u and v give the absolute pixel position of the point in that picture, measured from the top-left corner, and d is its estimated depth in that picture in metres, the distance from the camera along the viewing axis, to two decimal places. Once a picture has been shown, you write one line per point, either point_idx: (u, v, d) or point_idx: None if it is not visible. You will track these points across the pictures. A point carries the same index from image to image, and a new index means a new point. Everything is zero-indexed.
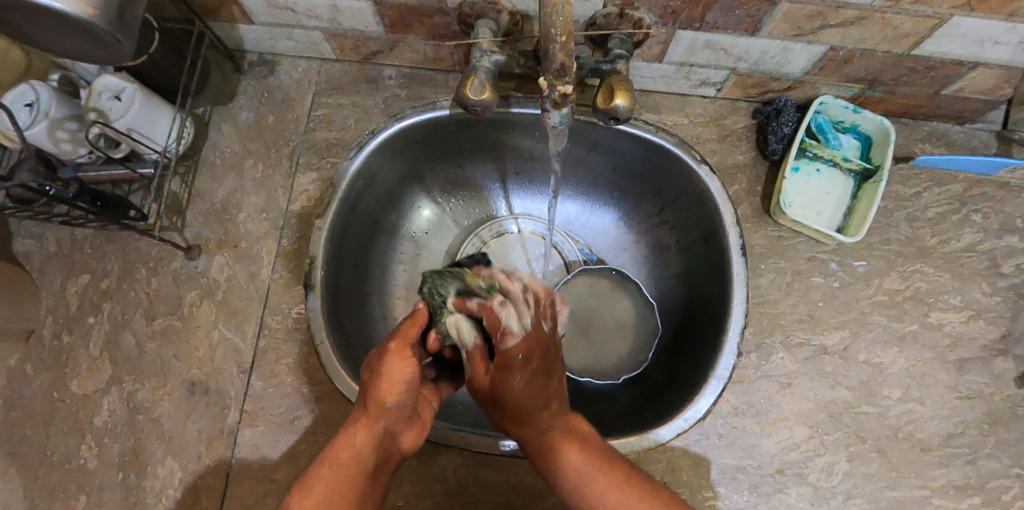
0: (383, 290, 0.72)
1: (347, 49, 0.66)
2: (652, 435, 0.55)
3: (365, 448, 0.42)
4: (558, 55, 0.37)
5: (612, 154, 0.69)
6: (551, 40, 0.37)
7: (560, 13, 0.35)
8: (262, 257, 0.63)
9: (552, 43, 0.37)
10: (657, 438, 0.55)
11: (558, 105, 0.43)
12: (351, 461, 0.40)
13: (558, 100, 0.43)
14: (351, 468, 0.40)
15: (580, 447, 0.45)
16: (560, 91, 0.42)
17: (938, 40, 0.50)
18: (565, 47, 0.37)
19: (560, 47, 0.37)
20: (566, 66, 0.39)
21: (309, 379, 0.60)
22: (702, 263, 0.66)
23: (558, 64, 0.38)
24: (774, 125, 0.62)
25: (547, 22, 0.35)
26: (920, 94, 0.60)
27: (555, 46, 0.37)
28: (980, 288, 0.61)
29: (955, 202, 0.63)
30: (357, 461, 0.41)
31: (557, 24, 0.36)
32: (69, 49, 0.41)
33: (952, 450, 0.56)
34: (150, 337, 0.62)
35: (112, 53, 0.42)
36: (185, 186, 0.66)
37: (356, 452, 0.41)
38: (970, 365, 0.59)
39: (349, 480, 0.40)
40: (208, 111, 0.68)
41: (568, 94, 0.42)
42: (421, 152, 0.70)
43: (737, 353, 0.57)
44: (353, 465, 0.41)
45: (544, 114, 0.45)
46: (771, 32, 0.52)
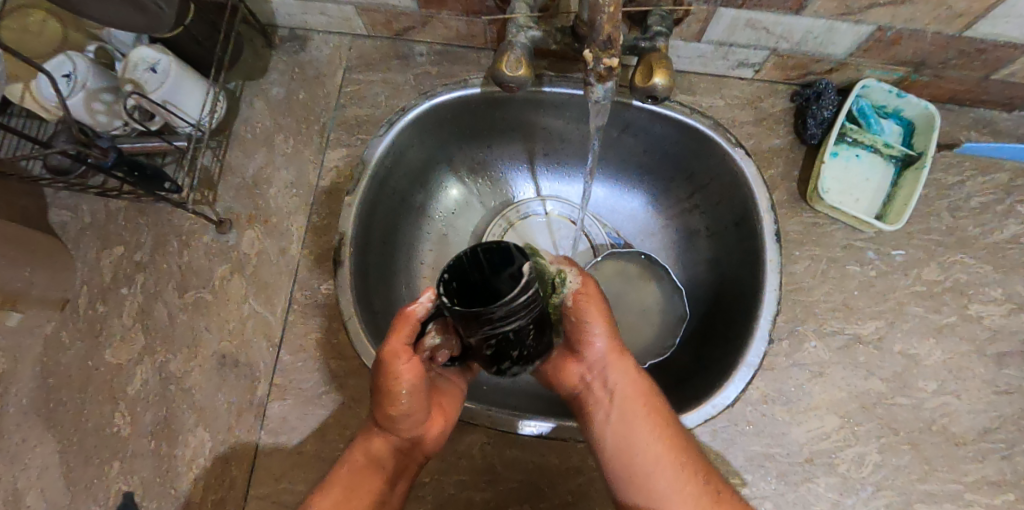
0: (410, 268, 0.72)
1: (379, 24, 0.65)
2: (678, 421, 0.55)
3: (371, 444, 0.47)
4: (605, 27, 0.36)
5: (643, 136, 0.68)
6: (599, 11, 0.35)
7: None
8: (291, 232, 0.64)
9: (600, 14, 0.35)
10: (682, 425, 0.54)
11: (601, 81, 0.42)
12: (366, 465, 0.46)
13: (601, 75, 0.41)
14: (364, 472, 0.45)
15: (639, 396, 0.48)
16: (604, 65, 0.40)
17: (993, 20, 0.48)
18: (612, 18, 0.36)
19: (608, 19, 0.36)
20: (612, 39, 0.37)
21: (338, 354, 0.60)
22: (734, 248, 0.65)
23: (604, 36, 0.36)
24: (814, 108, 0.61)
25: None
26: (969, 78, 0.58)
27: (601, 17, 0.35)
28: (1022, 281, 0.59)
29: (999, 192, 0.61)
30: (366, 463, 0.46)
31: None
32: (111, 19, 0.42)
33: (987, 445, 0.55)
34: (182, 309, 0.63)
35: (151, 20, 0.43)
36: (216, 160, 0.66)
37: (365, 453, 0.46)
38: (1010, 360, 0.57)
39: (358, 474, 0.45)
40: (240, 86, 0.68)
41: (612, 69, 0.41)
42: (450, 131, 0.70)
43: (769, 339, 0.56)
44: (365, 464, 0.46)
45: (586, 89, 0.44)
46: (817, 10, 0.50)
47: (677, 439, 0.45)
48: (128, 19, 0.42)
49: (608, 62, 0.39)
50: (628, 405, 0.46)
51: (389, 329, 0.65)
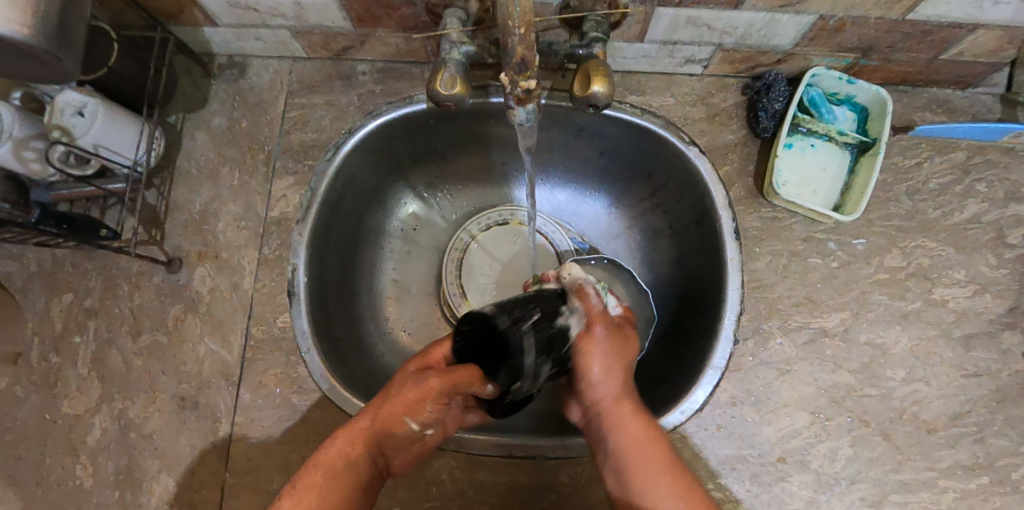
0: (373, 290, 0.71)
1: (317, 46, 0.64)
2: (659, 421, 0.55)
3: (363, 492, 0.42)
4: (518, 50, 0.35)
5: (598, 140, 0.66)
6: (510, 34, 0.34)
7: (517, 4, 0.32)
8: (243, 266, 0.62)
9: (512, 36, 0.34)
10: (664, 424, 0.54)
11: (523, 102, 0.42)
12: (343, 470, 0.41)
13: (521, 96, 0.40)
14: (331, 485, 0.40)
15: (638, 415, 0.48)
16: (523, 87, 0.39)
17: (935, 2, 0.47)
18: (525, 39, 0.35)
19: (520, 41, 0.35)
20: (526, 61, 0.36)
21: (299, 388, 0.59)
22: (695, 247, 0.64)
23: (518, 59, 0.36)
24: (764, 101, 0.60)
25: (504, 14, 0.33)
26: (918, 60, 0.57)
27: (513, 39, 0.34)
28: (985, 261, 0.58)
29: (957, 171, 0.60)
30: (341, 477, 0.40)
31: (515, 15, 0.32)
32: (13, 71, 0.40)
33: (959, 429, 0.55)
34: (137, 353, 0.61)
35: (57, 72, 0.41)
36: (161, 197, 0.64)
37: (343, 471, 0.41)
38: (977, 342, 0.57)
39: (342, 489, 0.40)
40: (180, 119, 0.66)
41: (532, 90, 0.39)
42: (403, 148, 0.68)
43: (734, 339, 0.56)
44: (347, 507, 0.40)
45: (510, 112, 0.43)
46: (755, 4, 0.49)
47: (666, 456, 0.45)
48: (33, 70, 0.40)
49: (525, 84, 0.39)
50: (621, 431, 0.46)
51: (354, 356, 0.64)
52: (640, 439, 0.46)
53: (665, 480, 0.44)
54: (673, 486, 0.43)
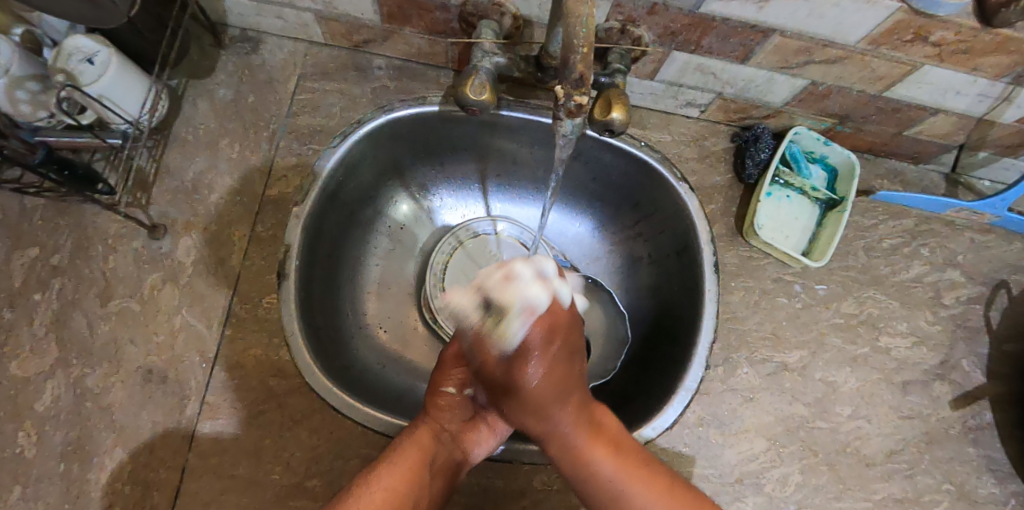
0: (355, 283, 0.71)
1: (338, 34, 0.64)
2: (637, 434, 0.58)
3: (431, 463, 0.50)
4: (577, 67, 0.36)
5: (593, 166, 0.70)
6: (571, 50, 0.35)
7: (584, 25, 0.34)
8: (232, 241, 0.61)
9: (573, 53, 0.35)
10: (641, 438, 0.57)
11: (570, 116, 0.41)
12: (416, 445, 0.50)
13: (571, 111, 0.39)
14: (403, 451, 0.49)
15: (595, 438, 0.50)
16: (576, 102, 0.38)
17: (908, 84, 0.54)
18: (584, 58, 0.36)
19: (581, 60, 0.35)
20: (585, 77, 0.36)
21: (277, 372, 0.57)
22: (674, 276, 0.68)
23: (577, 75, 0.36)
24: (752, 150, 0.66)
25: (569, 34, 0.34)
26: (885, 133, 0.64)
27: (575, 57, 0.35)
28: (924, 317, 0.66)
29: (906, 235, 0.68)
30: (409, 449, 0.49)
31: (580, 35, 0.34)
32: (62, 8, 0.43)
33: (892, 465, 0.61)
34: (104, 319, 0.58)
35: (104, 14, 0.45)
36: (153, 161, 0.62)
37: (411, 442, 0.50)
38: (913, 387, 0.63)
39: (415, 461, 0.48)
40: (183, 84, 0.65)
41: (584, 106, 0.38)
42: (406, 147, 0.70)
43: (706, 365, 0.60)
44: (418, 470, 0.48)
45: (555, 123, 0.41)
46: (760, 62, 0.55)
47: (636, 455, 0.50)
48: (78, 11, 0.43)
49: (578, 99, 0.38)
50: (594, 463, 0.49)
51: (332, 345, 0.64)
52: (624, 466, 0.49)
53: (641, 477, 0.48)
54: (653, 494, 0.47)
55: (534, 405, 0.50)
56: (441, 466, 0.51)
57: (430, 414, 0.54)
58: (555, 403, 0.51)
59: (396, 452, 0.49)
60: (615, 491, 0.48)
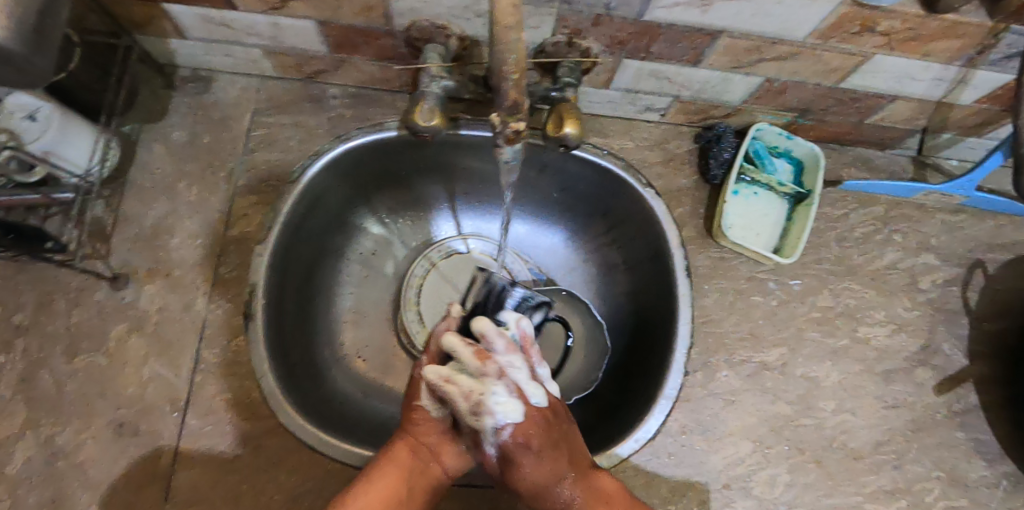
0: (329, 313, 0.70)
1: (289, 67, 0.64)
2: (616, 451, 0.56)
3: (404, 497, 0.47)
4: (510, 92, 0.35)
5: (559, 177, 0.70)
6: (503, 76, 0.35)
7: (513, 51, 0.33)
8: (197, 285, 0.60)
9: (506, 79, 0.35)
10: (621, 454, 0.56)
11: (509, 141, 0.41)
12: (390, 474, 0.48)
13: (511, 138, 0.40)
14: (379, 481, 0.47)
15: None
16: (513, 129, 0.39)
17: (863, 74, 0.54)
18: (517, 84, 0.36)
19: (514, 85, 0.35)
20: (518, 103, 0.37)
21: (251, 414, 0.57)
22: (648, 282, 0.67)
23: (511, 100, 0.36)
24: (715, 150, 0.65)
25: (500, 60, 0.33)
26: (846, 122, 0.64)
27: (508, 83, 0.35)
28: (902, 303, 0.65)
29: (878, 222, 0.67)
30: (383, 476, 0.47)
31: (511, 61, 0.34)
32: None
33: (881, 457, 0.60)
34: (70, 376, 0.57)
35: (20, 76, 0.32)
36: (111, 210, 0.61)
37: (385, 469, 0.48)
38: (896, 376, 0.63)
39: (388, 491, 0.47)
40: (136, 129, 0.64)
41: (522, 132, 0.39)
42: (370, 174, 0.69)
43: (684, 371, 0.59)
44: (389, 503, 0.46)
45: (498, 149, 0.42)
46: (712, 63, 0.55)
47: None
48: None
49: (514, 125, 0.39)
50: None
51: (307, 380, 0.63)
52: None
53: None
54: None
55: (520, 477, 0.48)
56: (418, 492, 0.49)
57: (408, 432, 0.51)
58: (544, 479, 0.47)
59: (371, 482, 0.47)
60: None
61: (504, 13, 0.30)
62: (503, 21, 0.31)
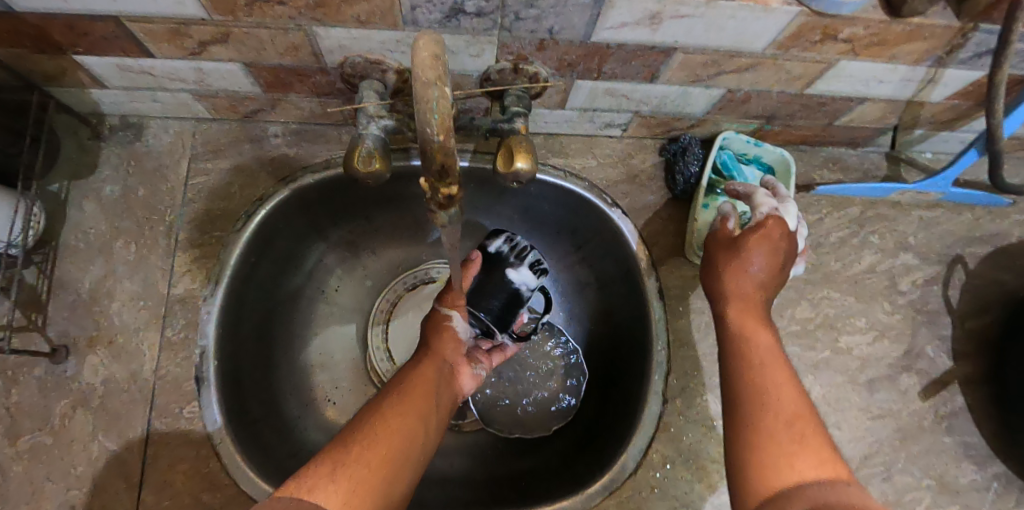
0: (292, 360, 0.65)
1: (223, 109, 0.59)
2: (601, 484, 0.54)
3: (392, 463, 0.40)
4: (435, 156, 0.30)
5: (523, 198, 0.65)
6: (426, 140, 0.30)
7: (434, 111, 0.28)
8: (143, 351, 0.56)
9: (429, 142, 0.30)
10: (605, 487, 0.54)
11: (444, 208, 0.36)
12: (376, 441, 0.41)
13: (443, 203, 0.35)
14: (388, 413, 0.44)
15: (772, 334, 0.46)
16: (445, 193, 0.34)
17: (827, 80, 0.51)
18: (444, 146, 0.31)
19: (440, 149, 0.30)
20: (447, 167, 0.32)
21: (211, 484, 0.54)
22: (622, 303, 0.64)
23: (437, 166, 0.31)
24: (681, 164, 0.62)
25: (421, 121, 0.28)
26: (815, 125, 0.61)
27: (432, 147, 0.30)
28: (882, 308, 0.63)
29: (854, 225, 0.65)
30: (369, 442, 0.40)
31: (434, 123, 0.28)
32: None
33: (868, 470, 0.59)
34: (13, 459, 0.53)
35: None
36: (43, 277, 0.57)
37: (370, 436, 0.41)
38: (879, 384, 0.61)
39: (375, 459, 0.39)
40: (65, 187, 0.60)
41: (454, 196, 0.35)
42: (324, 210, 0.63)
43: (662, 397, 0.56)
44: (376, 470, 0.39)
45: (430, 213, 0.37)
46: (669, 79, 0.51)
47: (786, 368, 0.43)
48: None
49: (446, 189, 0.34)
50: (764, 338, 0.46)
51: (274, 435, 0.59)
52: (771, 365, 0.43)
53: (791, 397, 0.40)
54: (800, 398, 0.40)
55: (736, 284, 0.48)
56: (405, 462, 0.41)
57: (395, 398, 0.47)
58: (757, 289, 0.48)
59: (380, 415, 0.44)
60: (762, 381, 0.42)
61: (422, 66, 0.27)
62: (421, 75, 0.27)
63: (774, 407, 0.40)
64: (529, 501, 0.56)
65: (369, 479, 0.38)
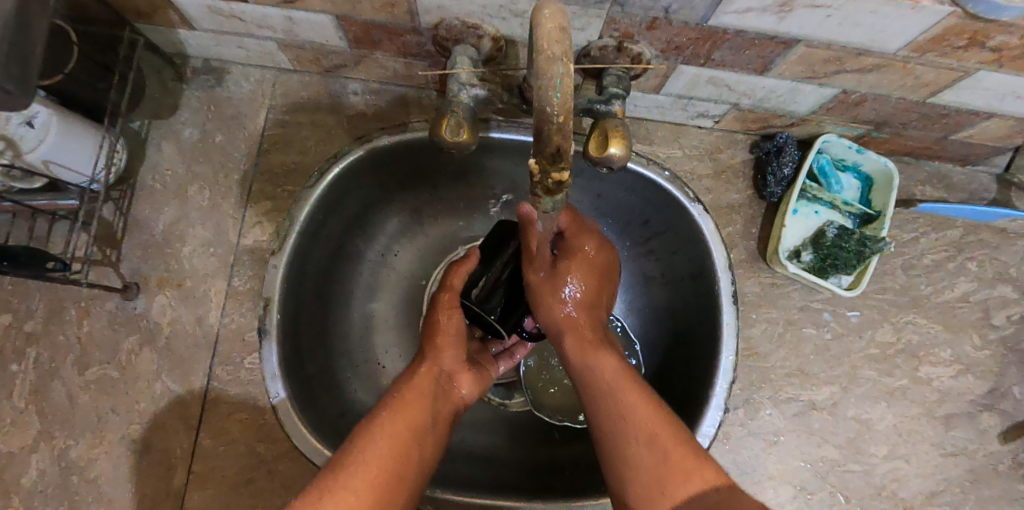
0: (347, 321, 0.65)
1: (306, 61, 0.58)
2: None
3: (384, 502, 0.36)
4: (552, 140, 0.27)
5: (598, 183, 0.62)
6: (546, 122, 0.25)
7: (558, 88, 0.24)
8: (209, 297, 0.57)
9: (548, 124, 0.26)
10: None
11: (551, 193, 0.32)
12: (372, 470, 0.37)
13: (550, 188, 0.32)
14: (383, 431, 0.39)
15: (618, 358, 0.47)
16: (554, 178, 0.30)
17: (959, 91, 0.46)
18: (562, 127, 0.27)
19: (558, 130, 0.26)
20: (563, 151, 0.27)
21: (265, 436, 0.55)
22: (689, 302, 0.61)
23: (553, 148, 0.27)
24: (774, 165, 0.58)
25: (541, 98, 0.24)
26: (928, 137, 0.56)
27: (549, 127, 0.26)
28: (971, 341, 0.59)
29: (952, 248, 0.60)
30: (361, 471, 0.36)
31: (556, 102, 0.24)
32: None
33: (933, 508, 0.56)
34: (83, 388, 0.55)
35: None
36: (119, 214, 0.58)
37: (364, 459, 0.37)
38: (957, 421, 0.58)
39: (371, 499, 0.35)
40: (146, 126, 0.60)
41: (564, 181, 0.31)
42: (394, 174, 0.62)
43: (723, 408, 0.53)
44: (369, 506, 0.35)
45: (531, 198, 0.34)
46: (782, 73, 0.47)
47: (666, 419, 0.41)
48: None
49: (556, 174, 0.30)
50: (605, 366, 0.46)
51: (326, 394, 0.59)
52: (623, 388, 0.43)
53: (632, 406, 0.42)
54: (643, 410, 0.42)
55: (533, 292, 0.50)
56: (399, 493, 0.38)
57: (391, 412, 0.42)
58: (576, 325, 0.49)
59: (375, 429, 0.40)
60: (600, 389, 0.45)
61: (548, 39, 0.24)
62: (547, 50, 0.24)
63: (631, 426, 0.41)
64: (573, 493, 0.55)
65: (358, 509, 0.34)
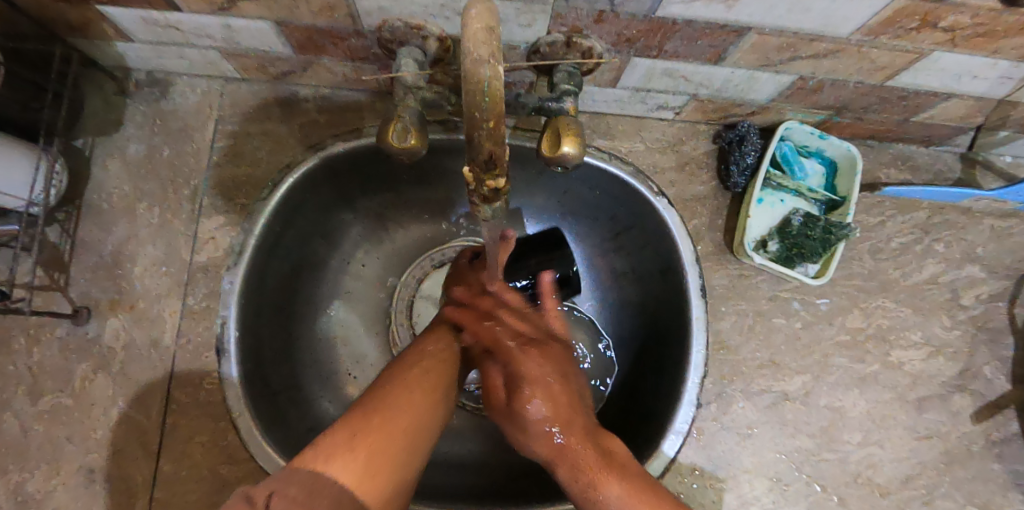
0: (313, 334, 0.63)
1: (252, 69, 0.56)
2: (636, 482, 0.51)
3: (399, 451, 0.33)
4: (484, 147, 0.25)
5: (561, 180, 0.61)
6: (475, 127, 0.24)
7: (483, 92, 0.22)
8: (164, 318, 0.55)
9: (477, 129, 0.24)
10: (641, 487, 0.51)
11: (489, 201, 0.31)
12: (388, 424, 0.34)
13: (488, 196, 0.30)
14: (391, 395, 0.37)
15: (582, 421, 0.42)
16: (491, 186, 0.29)
17: (915, 72, 0.45)
18: (494, 133, 0.25)
19: (487, 135, 0.25)
20: (496, 156, 0.26)
21: (228, 458, 0.53)
22: (658, 298, 0.60)
23: (485, 155, 0.26)
24: (736, 154, 0.57)
25: (467, 104, 0.23)
26: (889, 120, 0.55)
27: (478, 134, 0.25)
28: (940, 322, 0.59)
29: (918, 231, 0.60)
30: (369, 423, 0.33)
31: (482, 108, 0.23)
32: None
33: (909, 492, 0.56)
34: (36, 418, 0.53)
35: None
36: (66, 236, 0.56)
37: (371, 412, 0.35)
38: (929, 404, 0.57)
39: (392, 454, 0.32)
40: (89, 143, 0.58)
41: (502, 188, 0.30)
42: (353, 182, 0.61)
43: (696, 404, 0.52)
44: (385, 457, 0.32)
45: (471, 207, 0.32)
46: (737, 61, 0.46)
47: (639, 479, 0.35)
48: None
49: (492, 182, 0.29)
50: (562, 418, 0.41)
51: (292, 411, 0.58)
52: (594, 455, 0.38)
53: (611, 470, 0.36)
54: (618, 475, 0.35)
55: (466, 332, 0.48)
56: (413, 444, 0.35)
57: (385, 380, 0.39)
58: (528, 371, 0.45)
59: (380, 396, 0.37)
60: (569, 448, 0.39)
61: (472, 40, 0.21)
62: (471, 51, 0.21)
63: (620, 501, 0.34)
64: (545, 497, 0.54)
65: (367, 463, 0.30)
